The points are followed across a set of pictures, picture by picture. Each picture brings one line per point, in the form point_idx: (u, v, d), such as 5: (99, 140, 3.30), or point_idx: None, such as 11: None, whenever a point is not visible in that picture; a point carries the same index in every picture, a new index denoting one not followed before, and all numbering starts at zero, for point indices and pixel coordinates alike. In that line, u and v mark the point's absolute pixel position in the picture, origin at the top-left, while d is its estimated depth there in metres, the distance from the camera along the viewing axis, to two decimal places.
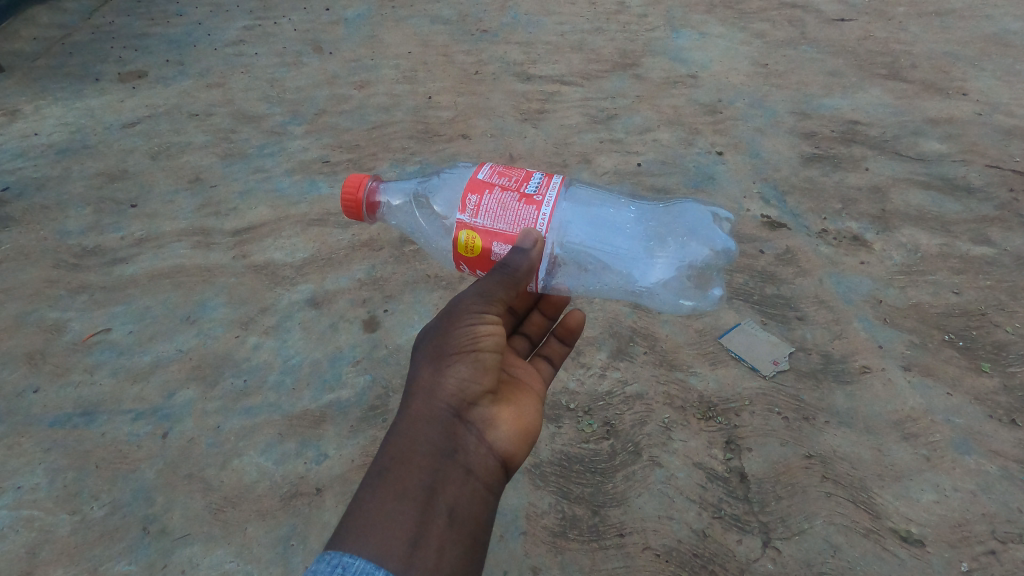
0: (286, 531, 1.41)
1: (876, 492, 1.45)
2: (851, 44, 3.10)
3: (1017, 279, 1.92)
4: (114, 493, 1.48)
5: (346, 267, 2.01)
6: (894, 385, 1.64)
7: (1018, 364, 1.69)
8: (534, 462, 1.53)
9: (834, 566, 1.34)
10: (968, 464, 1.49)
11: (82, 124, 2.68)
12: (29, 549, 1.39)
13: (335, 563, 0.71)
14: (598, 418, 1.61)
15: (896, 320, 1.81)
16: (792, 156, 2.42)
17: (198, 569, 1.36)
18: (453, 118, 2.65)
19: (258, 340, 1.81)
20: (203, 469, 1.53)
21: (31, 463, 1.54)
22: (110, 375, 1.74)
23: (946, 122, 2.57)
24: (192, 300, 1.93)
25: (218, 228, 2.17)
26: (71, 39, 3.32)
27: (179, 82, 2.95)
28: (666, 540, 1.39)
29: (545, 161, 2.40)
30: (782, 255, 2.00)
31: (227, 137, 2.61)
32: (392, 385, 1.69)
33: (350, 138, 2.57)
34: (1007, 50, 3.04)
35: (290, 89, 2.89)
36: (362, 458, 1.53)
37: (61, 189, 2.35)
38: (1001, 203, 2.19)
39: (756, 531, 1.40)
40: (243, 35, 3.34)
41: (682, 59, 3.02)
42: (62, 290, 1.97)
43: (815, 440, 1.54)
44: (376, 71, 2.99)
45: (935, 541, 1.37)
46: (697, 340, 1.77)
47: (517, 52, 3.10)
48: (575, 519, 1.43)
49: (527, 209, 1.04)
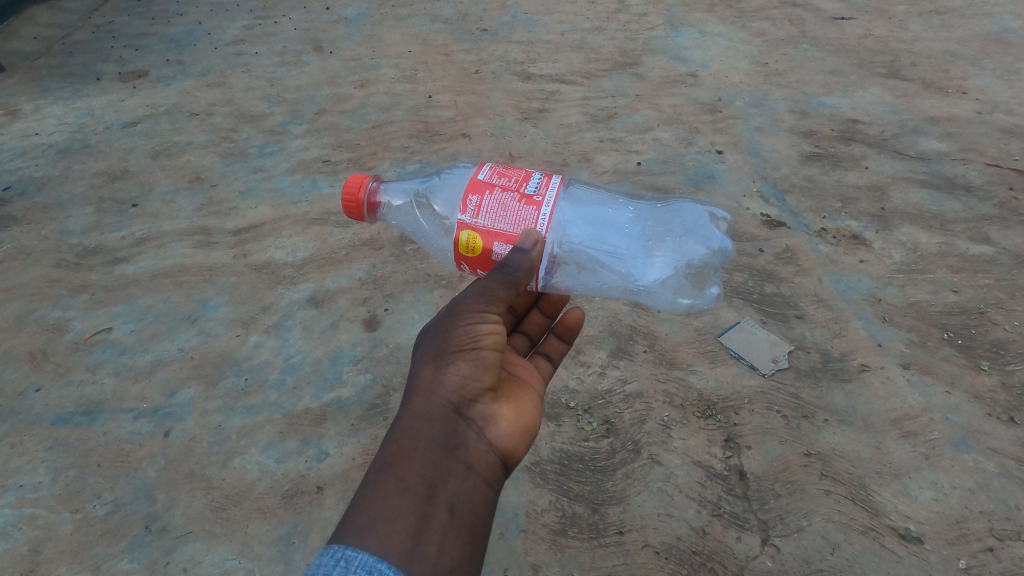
0: (288, 529, 1.42)
1: (874, 490, 1.45)
2: (852, 42, 3.10)
3: (1016, 277, 1.92)
4: (115, 491, 1.49)
5: (347, 266, 2.02)
6: (893, 383, 1.65)
7: (1016, 362, 1.70)
8: (534, 461, 1.53)
9: (833, 563, 1.34)
10: (966, 462, 1.49)
11: (83, 124, 2.69)
12: (32, 547, 1.40)
13: (338, 557, 0.71)
14: (598, 416, 1.62)
15: (895, 319, 1.81)
16: (792, 155, 2.42)
17: (200, 567, 1.36)
18: (453, 117, 2.66)
19: (259, 339, 1.82)
20: (204, 467, 1.53)
21: (34, 462, 1.55)
22: (112, 374, 1.74)
23: (946, 121, 2.57)
24: (193, 299, 1.93)
25: (218, 228, 2.17)
26: (71, 38, 3.32)
27: (179, 82, 2.96)
28: (665, 537, 1.40)
29: (545, 160, 2.40)
30: (781, 253, 2.01)
31: (227, 136, 2.61)
32: (393, 384, 1.69)
33: (350, 138, 2.58)
34: (1007, 48, 3.04)
35: (291, 89, 2.90)
36: (363, 457, 1.54)
37: (62, 188, 2.35)
38: (1001, 201, 2.19)
39: (756, 528, 1.40)
40: (243, 35, 3.35)
41: (681, 58, 3.02)
42: (63, 289, 1.98)
43: (814, 438, 1.55)
44: (376, 71, 2.99)
45: (933, 538, 1.38)
46: (696, 339, 1.78)
47: (517, 51, 3.10)
48: (575, 517, 1.44)
49: (527, 210, 1.04)
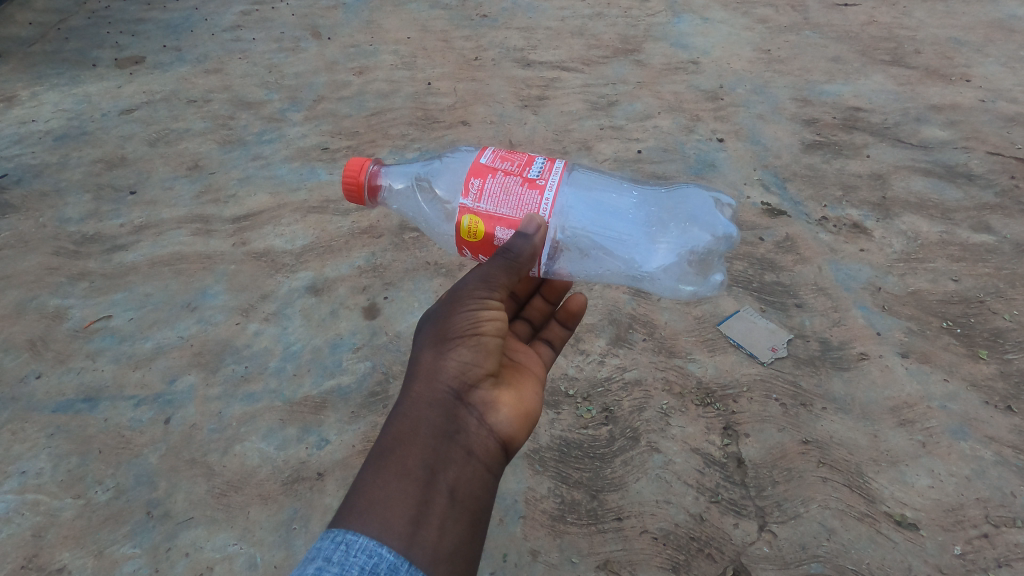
0: (288, 515, 1.43)
1: (871, 477, 1.46)
2: (854, 29, 3.07)
3: (1016, 266, 1.92)
4: (117, 477, 1.50)
5: (346, 254, 2.01)
6: (891, 371, 1.66)
7: (1015, 351, 1.70)
8: (534, 448, 1.54)
9: (829, 549, 1.36)
10: (963, 450, 1.50)
11: (80, 110, 2.67)
12: (35, 532, 1.41)
13: (338, 541, 0.72)
14: (597, 404, 1.62)
15: (895, 307, 1.81)
16: (793, 143, 2.41)
17: (202, 552, 1.38)
18: (453, 104, 2.64)
19: (259, 327, 1.82)
20: (205, 454, 1.54)
21: (35, 448, 1.55)
22: (111, 362, 1.75)
23: (949, 109, 2.55)
24: (192, 287, 1.93)
25: (217, 216, 2.16)
26: (67, 24, 3.29)
27: (176, 68, 2.93)
28: (663, 523, 1.41)
29: (545, 148, 2.39)
30: (782, 242, 2.00)
31: (225, 124, 2.59)
32: (392, 371, 1.70)
33: (349, 125, 2.56)
34: (1011, 35, 3.02)
35: (289, 75, 2.87)
36: (363, 444, 1.55)
37: (60, 176, 2.34)
38: (1002, 190, 2.18)
39: (753, 515, 1.41)
40: (241, 21, 3.31)
41: (683, 44, 2.99)
42: (63, 277, 1.98)
43: (811, 426, 1.55)
44: (375, 57, 2.96)
45: (928, 525, 1.39)
46: (695, 327, 1.78)
47: (518, 37, 3.07)
48: (574, 503, 1.45)
49: (530, 193, 1.04)
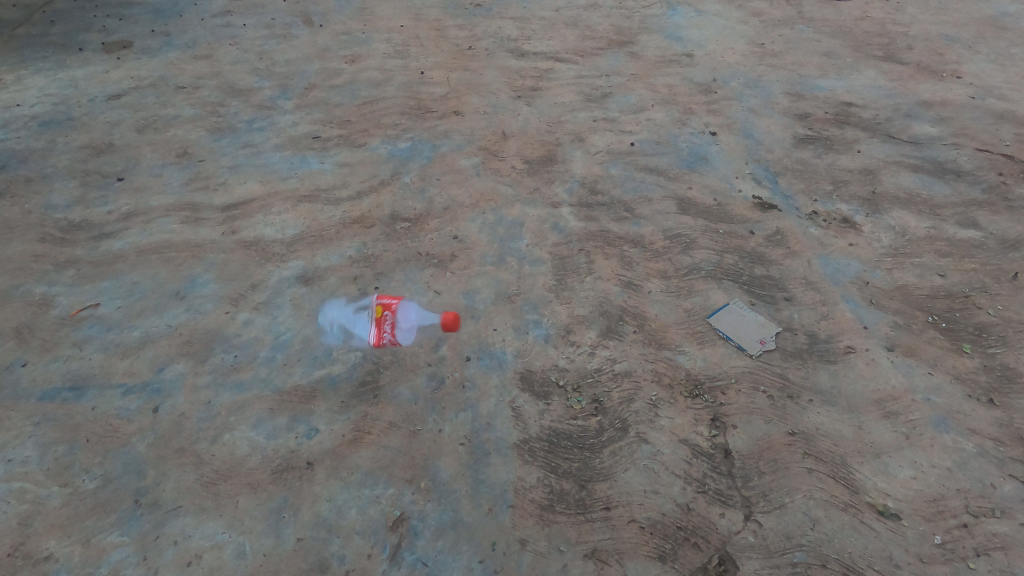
0: (278, 504, 1.43)
1: (855, 468, 1.49)
2: (848, 24, 3.08)
3: (1001, 262, 1.94)
4: (105, 466, 1.49)
5: (337, 244, 2.00)
6: (877, 365, 1.68)
7: (997, 346, 1.73)
8: (523, 438, 1.55)
9: (813, 538, 1.38)
10: (945, 442, 1.53)
11: (66, 95, 2.62)
12: (21, 520, 1.39)
13: None
14: (587, 395, 1.63)
15: (882, 302, 1.83)
16: (785, 137, 2.42)
17: (191, 540, 1.37)
18: (445, 94, 2.62)
19: (248, 316, 1.81)
20: (194, 443, 1.53)
21: (20, 437, 1.54)
22: (99, 350, 1.73)
23: (939, 105, 2.57)
24: (181, 276, 1.91)
25: (207, 204, 2.15)
26: (52, 6, 3.23)
27: (166, 53, 2.89)
28: (651, 513, 1.43)
29: (538, 140, 2.39)
30: (771, 237, 2.02)
31: (215, 110, 2.56)
32: (383, 361, 1.70)
33: (341, 114, 2.53)
34: (1003, 32, 3.04)
35: (279, 62, 2.84)
36: (354, 433, 1.55)
37: (46, 162, 2.30)
38: (989, 186, 2.21)
39: (739, 505, 1.43)
40: (231, 6, 3.27)
41: (678, 36, 2.99)
42: (50, 264, 1.95)
43: (798, 418, 1.57)
44: (368, 45, 2.94)
45: (910, 515, 1.41)
46: (686, 320, 1.79)
47: (512, 27, 3.05)
48: (563, 493, 1.46)
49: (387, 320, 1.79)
